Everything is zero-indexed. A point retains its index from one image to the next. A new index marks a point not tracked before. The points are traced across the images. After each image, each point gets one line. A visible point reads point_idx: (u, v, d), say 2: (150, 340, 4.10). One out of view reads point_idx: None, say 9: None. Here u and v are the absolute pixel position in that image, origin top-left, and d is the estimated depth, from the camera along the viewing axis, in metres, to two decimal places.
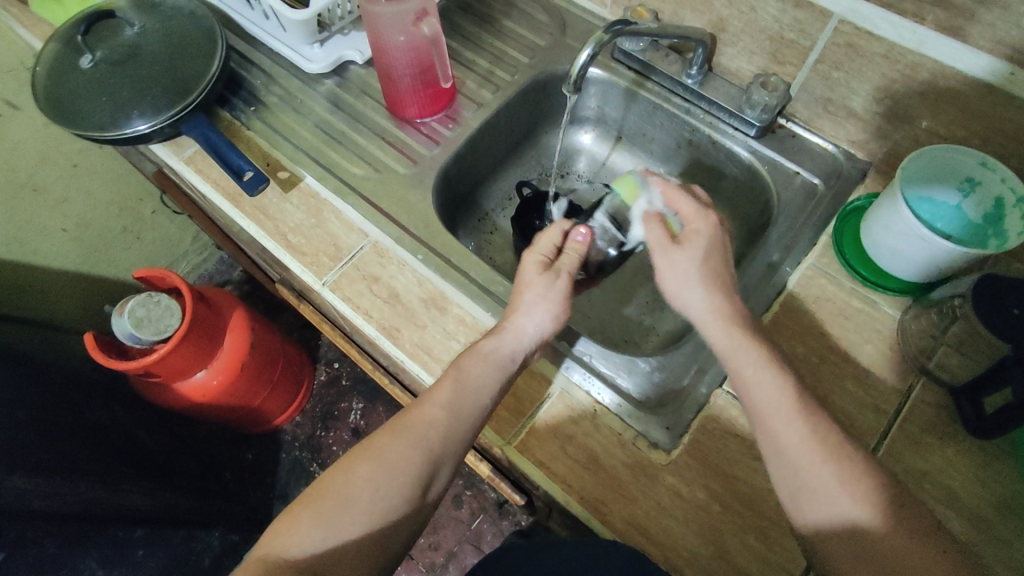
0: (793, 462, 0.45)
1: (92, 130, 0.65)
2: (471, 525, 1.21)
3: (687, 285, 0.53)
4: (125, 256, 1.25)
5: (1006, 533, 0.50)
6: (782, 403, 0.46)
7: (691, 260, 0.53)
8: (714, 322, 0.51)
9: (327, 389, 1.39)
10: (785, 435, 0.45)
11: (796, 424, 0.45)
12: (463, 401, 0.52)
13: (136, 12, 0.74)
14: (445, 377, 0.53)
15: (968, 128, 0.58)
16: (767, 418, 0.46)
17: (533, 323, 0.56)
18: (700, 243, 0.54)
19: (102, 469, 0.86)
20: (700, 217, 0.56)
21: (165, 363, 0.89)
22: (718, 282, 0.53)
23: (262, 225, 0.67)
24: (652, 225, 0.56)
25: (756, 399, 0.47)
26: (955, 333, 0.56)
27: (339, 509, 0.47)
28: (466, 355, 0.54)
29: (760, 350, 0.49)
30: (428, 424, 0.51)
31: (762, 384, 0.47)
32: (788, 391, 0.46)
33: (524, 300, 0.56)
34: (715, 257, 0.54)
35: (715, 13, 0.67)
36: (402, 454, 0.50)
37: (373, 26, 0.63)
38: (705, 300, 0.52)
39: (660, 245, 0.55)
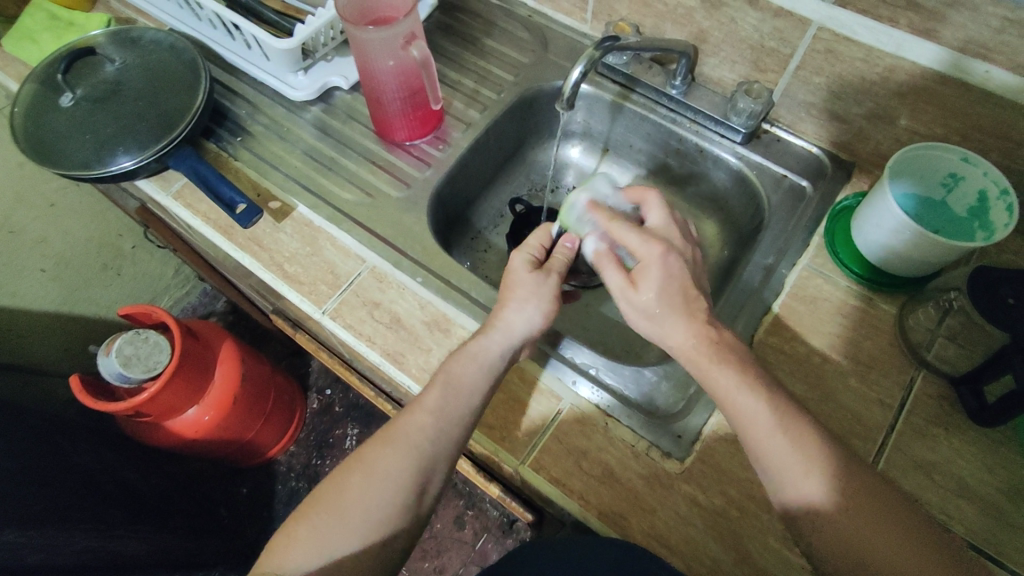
0: (777, 469, 0.45)
1: (75, 168, 0.63)
2: (475, 546, 1.20)
3: (658, 323, 0.52)
4: (106, 294, 1.22)
5: (1016, 518, 0.51)
6: (760, 420, 0.46)
7: (651, 299, 0.51)
8: (689, 357, 0.50)
9: (320, 418, 1.36)
10: (768, 447, 0.46)
11: (778, 437, 0.46)
12: (451, 406, 0.52)
13: (116, 48, 0.73)
14: (433, 383, 0.53)
15: (947, 126, 0.60)
16: (755, 433, 0.46)
17: (522, 319, 0.55)
18: (655, 281, 0.51)
19: (94, 517, 0.83)
20: (646, 249, 0.53)
21: (156, 401, 0.87)
22: (682, 311, 0.51)
23: (257, 256, 0.66)
24: (607, 269, 0.55)
25: (735, 414, 0.48)
26: (949, 325, 0.59)
27: (332, 522, 0.47)
28: (451, 357, 0.54)
29: (734, 374, 0.48)
30: (417, 432, 0.51)
31: (740, 403, 0.47)
32: (768, 407, 0.47)
33: (516, 297, 0.56)
34: (675, 286, 0.52)
35: (696, 25, 0.69)
36: (392, 464, 0.49)
37: (362, 52, 0.63)
38: (677, 331, 0.51)
39: (620, 289, 0.54)
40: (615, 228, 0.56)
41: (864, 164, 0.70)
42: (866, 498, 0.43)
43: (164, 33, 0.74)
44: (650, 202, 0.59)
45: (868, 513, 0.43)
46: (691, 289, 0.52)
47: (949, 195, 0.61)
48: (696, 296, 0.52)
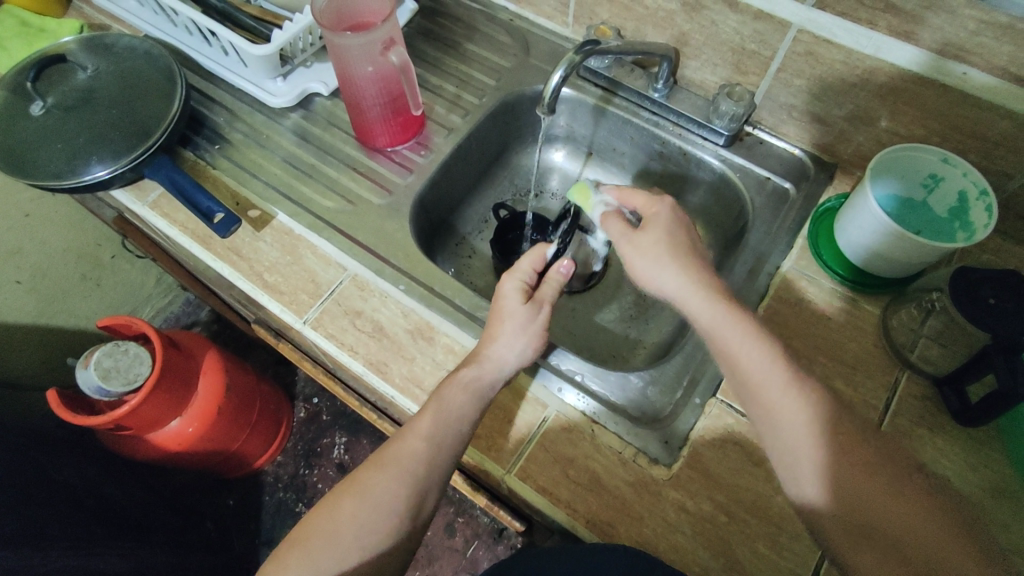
0: (789, 433, 0.46)
1: (48, 179, 0.62)
2: (466, 554, 1.18)
3: (665, 264, 0.53)
4: (85, 305, 1.20)
5: (1002, 516, 0.51)
6: (773, 374, 0.47)
7: (657, 242, 0.54)
8: (696, 298, 0.51)
9: (307, 427, 1.34)
10: (781, 407, 0.46)
11: (792, 392, 0.46)
12: (446, 431, 0.51)
13: (88, 55, 0.71)
14: (427, 408, 0.52)
15: (926, 127, 0.61)
16: (767, 390, 0.47)
17: (512, 352, 0.54)
18: (662, 223, 0.55)
19: (73, 536, 0.81)
20: (656, 202, 0.57)
21: (136, 414, 0.85)
22: (686, 257, 0.53)
23: (236, 266, 0.65)
24: (611, 221, 0.59)
25: (744, 375, 0.48)
26: (932, 326, 0.59)
27: (324, 548, 0.47)
28: (444, 384, 0.53)
29: (744, 321, 0.49)
30: (409, 456, 0.50)
31: (750, 355, 0.48)
32: (777, 358, 0.48)
33: (506, 331, 0.55)
34: (681, 233, 0.55)
35: (677, 28, 0.69)
36: (385, 489, 0.49)
37: (340, 58, 0.62)
38: (679, 276, 0.52)
39: (622, 235, 0.57)
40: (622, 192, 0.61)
41: (846, 165, 0.70)
42: (873, 463, 0.44)
43: (138, 40, 0.72)
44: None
45: (875, 478, 0.44)
46: (693, 243, 0.55)
47: (930, 196, 0.61)
48: (698, 252, 0.54)
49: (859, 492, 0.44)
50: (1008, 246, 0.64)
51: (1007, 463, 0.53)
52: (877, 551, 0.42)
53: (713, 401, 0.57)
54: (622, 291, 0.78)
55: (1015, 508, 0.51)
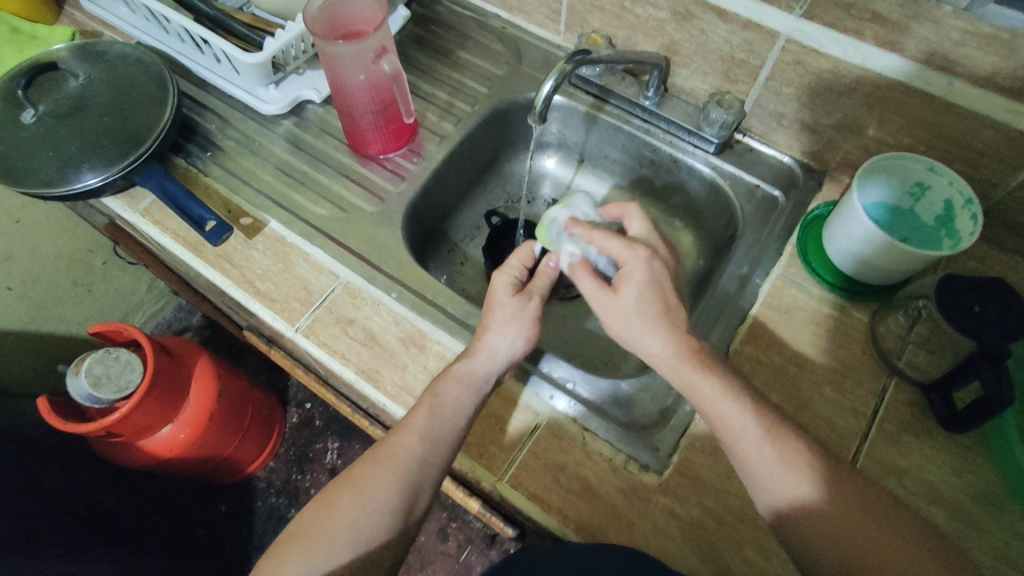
0: (766, 486, 0.46)
1: (39, 187, 0.62)
2: (459, 559, 1.18)
3: (640, 329, 0.51)
4: (77, 311, 1.19)
5: (986, 522, 0.51)
6: (748, 432, 0.47)
7: (629, 307, 0.52)
8: (671, 365, 0.50)
9: (300, 432, 1.34)
10: (758, 460, 0.46)
11: (765, 452, 0.46)
12: (440, 425, 0.51)
13: (79, 62, 0.71)
14: (421, 404, 0.52)
15: (913, 136, 0.61)
16: (744, 448, 0.47)
17: (505, 343, 0.55)
18: (636, 286, 0.51)
19: (66, 542, 0.81)
20: (630, 256, 0.53)
21: (128, 420, 0.85)
22: (661, 321, 0.51)
23: (227, 274, 0.65)
24: (583, 277, 0.55)
25: (721, 432, 0.48)
26: (920, 333, 0.59)
27: (321, 545, 0.46)
28: (440, 379, 0.53)
29: (718, 385, 0.48)
30: (406, 451, 0.50)
31: (724, 415, 0.48)
32: (750, 418, 0.47)
33: (498, 320, 0.55)
34: (656, 293, 0.52)
35: (667, 37, 0.69)
36: (382, 484, 0.49)
37: (332, 66, 0.62)
38: (655, 342, 0.51)
39: (596, 295, 0.54)
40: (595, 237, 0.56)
41: (834, 173, 0.71)
42: (855, 502, 0.45)
43: (130, 47, 0.72)
44: (631, 214, 0.59)
45: (860, 517, 0.44)
46: (670, 301, 0.52)
47: (917, 204, 0.62)
48: (675, 308, 0.52)
49: (843, 535, 0.44)
50: (992, 253, 0.65)
51: (992, 469, 0.53)
52: None
53: None
54: None
55: (999, 515, 0.52)
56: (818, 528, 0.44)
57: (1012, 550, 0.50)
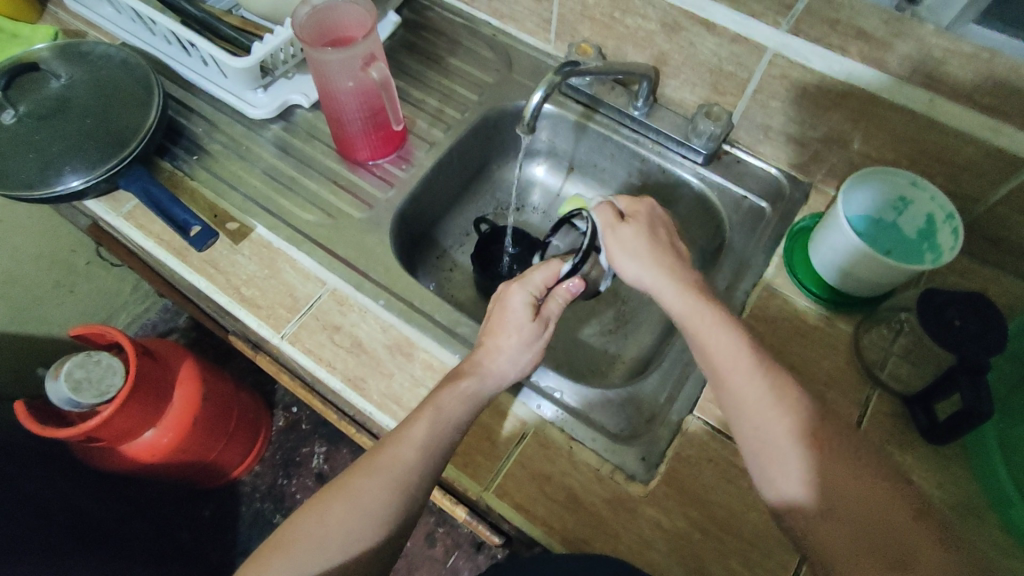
0: (751, 413, 0.50)
1: (19, 189, 0.61)
2: (446, 564, 1.18)
3: (646, 253, 0.59)
4: (58, 312, 1.17)
5: (965, 532, 0.52)
6: (740, 362, 0.51)
7: (637, 235, 0.60)
8: (673, 292, 0.56)
9: (286, 436, 1.33)
10: (747, 388, 0.50)
11: (756, 378, 0.50)
12: (438, 440, 0.50)
13: (62, 63, 0.70)
14: (419, 415, 0.51)
15: (896, 151, 0.62)
16: (737, 372, 0.51)
17: (513, 368, 0.56)
18: (644, 218, 0.61)
19: (43, 548, 0.80)
20: (640, 201, 0.63)
21: (109, 426, 0.83)
22: (664, 252, 0.59)
23: (212, 279, 0.64)
24: (602, 208, 0.62)
25: (716, 361, 0.52)
26: (902, 344, 0.61)
27: (312, 549, 0.46)
28: (442, 390, 0.52)
29: (715, 312, 0.54)
30: (402, 465, 0.49)
31: (719, 344, 0.52)
32: (744, 347, 0.52)
33: (517, 348, 0.56)
34: (659, 231, 0.61)
35: (656, 48, 0.70)
36: (376, 496, 0.48)
37: (320, 73, 0.62)
38: (658, 268, 0.58)
39: (609, 223, 0.61)
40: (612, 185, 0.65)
41: (820, 185, 0.71)
42: (834, 439, 0.48)
43: (115, 48, 0.71)
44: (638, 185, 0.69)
45: (836, 447, 0.48)
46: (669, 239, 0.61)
47: (900, 217, 0.63)
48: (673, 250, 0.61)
49: (816, 463, 0.47)
50: (973, 266, 0.66)
51: (972, 480, 0.54)
52: (842, 534, 0.45)
53: (691, 418, 0.58)
54: (603, 306, 0.79)
55: (978, 525, 0.52)
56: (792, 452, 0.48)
57: (991, 562, 0.51)
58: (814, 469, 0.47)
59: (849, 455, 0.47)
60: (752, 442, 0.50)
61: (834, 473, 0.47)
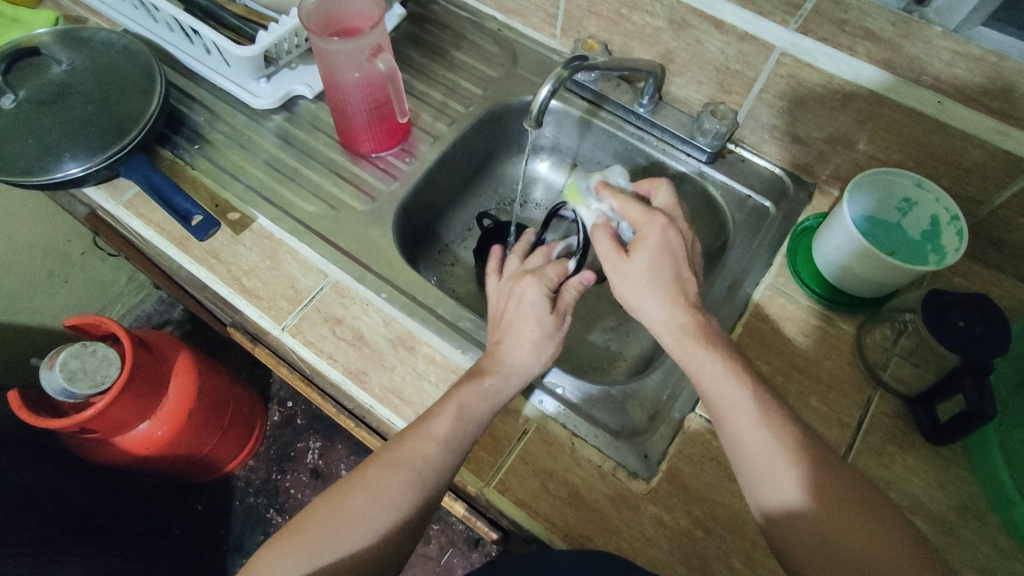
0: (753, 461, 0.47)
1: (17, 175, 0.60)
2: (440, 561, 1.17)
3: (648, 291, 0.53)
4: (52, 302, 1.16)
5: (966, 533, 0.52)
6: (743, 408, 0.48)
7: (640, 272, 0.53)
8: (673, 334, 0.52)
9: (281, 430, 1.32)
10: (748, 438, 0.47)
11: (758, 426, 0.47)
12: (459, 434, 0.50)
13: (64, 49, 0.69)
14: (443, 410, 0.51)
15: (902, 152, 0.62)
16: (741, 419, 0.48)
17: (537, 363, 0.55)
18: (650, 250, 0.53)
19: (31, 543, 0.78)
20: (647, 222, 0.54)
21: (102, 417, 0.82)
22: (669, 289, 0.53)
23: (213, 269, 0.63)
24: (601, 237, 0.56)
25: (717, 405, 0.50)
26: (904, 345, 0.60)
27: (329, 536, 0.45)
28: (465, 385, 0.52)
29: (717, 357, 0.50)
30: (422, 458, 0.49)
31: (722, 388, 0.49)
32: (747, 393, 0.49)
33: (538, 345, 0.55)
34: (667, 261, 0.53)
35: (663, 45, 0.70)
36: (395, 489, 0.48)
37: (326, 63, 0.61)
38: (659, 310, 0.53)
39: (611, 258, 0.55)
40: (618, 199, 0.57)
41: (824, 186, 0.72)
42: (840, 484, 0.45)
43: (117, 35, 0.71)
44: (658, 185, 0.60)
45: (842, 492, 0.45)
46: (681, 269, 0.53)
47: (904, 218, 0.63)
48: (684, 280, 0.54)
49: (821, 512, 0.44)
50: (975, 269, 0.67)
51: (973, 482, 0.55)
52: None
53: (692, 415, 0.58)
54: (604, 303, 0.78)
55: (978, 526, 0.53)
56: (796, 502, 0.45)
57: (991, 563, 0.51)
58: (822, 525, 0.44)
59: (859, 504, 0.44)
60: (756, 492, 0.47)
61: (842, 526, 0.43)
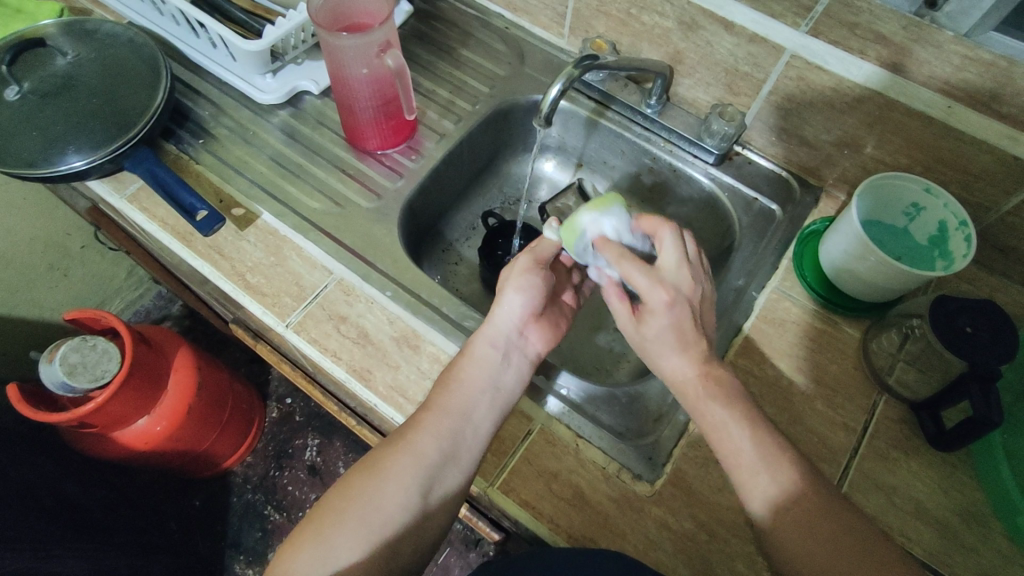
0: (760, 513, 0.46)
1: (21, 167, 0.59)
2: (437, 561, 1.17)
3: (661, 354, 0.51)
4: (51, 295, 1.15)
5: (970, 540, 0.52)
6: (746, 458, 0.46)
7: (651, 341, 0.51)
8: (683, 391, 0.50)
9: (280, 427, 1.31)
10: (751, 486, 0.46)
11: (761, 475, 0.46)
12: (459, 400, 0.51)
13: (68, 41, 0.69)
14: (441, 384, 0.53)
15: (911, 157, 0.62)
16: (745, 467, 0.46)
17: (507, 308, 0.55)
18: (657, 326, 0.50)
19: (29, 538, 0.78)
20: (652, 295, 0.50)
21: (102, 412, 0.82)
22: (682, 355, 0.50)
23: (217, 265, 0.63)
24: (611, 301, 0.53)
25: (724, 453, 0.48)
26: (910, 350, 0.60)
27: (349, 519, 0.45)
28: (459, 363, 0.53)
29: (721, 400, 0.48)
30: (434, 438, 0.49)
31: (728, 436, 0.47)
32: (754, 443, 0.47)
33: (513, 282, 0.56)
34: (679, 333, 0.50)
35: (672, 46, 0.69)
36: (407, 474, 0.48)
37: (335, 58, 0.61)
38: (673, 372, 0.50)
39: (621, 319, 0.53)
40: (621, 266, 0.52)
41: (831, 190, 0.72)
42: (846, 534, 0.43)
43: (122, 27, 0.70)
44: (664, 237, 0.54)
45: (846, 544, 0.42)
46: (690, 337, 0.50)
47: (911, 224, 0.63)
48: (698, 339, 0.50)
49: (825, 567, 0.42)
50: (981, 275, 0.67)
51: (977, 488, 0.54)
52: None
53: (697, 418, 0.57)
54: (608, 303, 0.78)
55: (982, 533, 0.52)
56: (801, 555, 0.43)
57: (994, 570, 0.51)
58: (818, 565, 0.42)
59: (856, 544, 0.42)
60: (762, 537, 0.46)
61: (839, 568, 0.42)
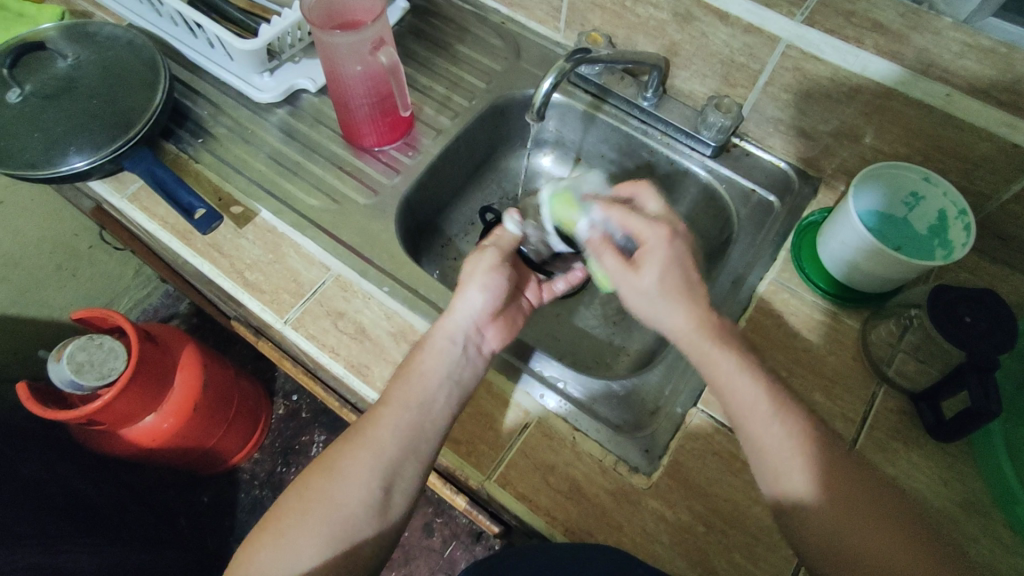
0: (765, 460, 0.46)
1: (23, 168, 0.60)
2: (443, 554, 1.18)
3: (664, 306, 0.50)
4: (60, 295, 1.17)
5: (971, 530, 0.52)
6: (755, 401, 0.47)
7: (652, 282, 0.51)
8: (687, 340, 0.50)
9: (286, 423, 1.33)
10: (763, 435, 0.46)
11: (772, 421, 0.46)
12: (415, 393, 0.52)
13: (69, 43, 0.69)
14: (400, 376, 0.53)
15: (909, 146, 0.62)
16: (755, 410, 0.47)
17: (470, 306, 0.55)
18: (658, 263, 0.50)
19: (40, 532, 0.79)
20: (651, 232, 0.52)
21: (110, 410, 0.83)
22: (685, 298, 0.50)
23: (216, 263, 0.64)
24: (605, 253, 0.54)
25: (731, 399, 0.48)
26: (910, 340, 0.60)
27: (327, 514, 0.46)
28: (416, 356, 0.54)
29: (729, 354, 0.48)
30: (398, 432, 0.50)
31: (736, 380, 0.47)
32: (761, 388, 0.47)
33: (477, 279, 0.56)
34: (681, 271, 0.51)
35: (667, 38, 0.69)
36: (376, 470, 0.48)
37: (328, 56, 0.61)
38: (673, 319, 0.50)
39: (619, 271, 0.53)
40: (615, 212, 0.55)
41: (830, 180, 0.71)
42: (857, 495, 0.44)
43: (122, 29, 0.71)
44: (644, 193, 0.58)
45: (860, 516, 0.43)
46: (693, 276, 0.51)
47: (911, 213, 0.62)
48: (698, 285, 0.51)
49: (838, 521, 0.43)
50: (983, 264, 0.66)
51: (978, 477, 0.54)
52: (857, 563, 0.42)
53: (694, 411, 0.57)
54: (607, 297, 0.78)
55: (983, 523, 0.52)
56: (811, 520, 0.44)
57: (995, 560, 0.50)
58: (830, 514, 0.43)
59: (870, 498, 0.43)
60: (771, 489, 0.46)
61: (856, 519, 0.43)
